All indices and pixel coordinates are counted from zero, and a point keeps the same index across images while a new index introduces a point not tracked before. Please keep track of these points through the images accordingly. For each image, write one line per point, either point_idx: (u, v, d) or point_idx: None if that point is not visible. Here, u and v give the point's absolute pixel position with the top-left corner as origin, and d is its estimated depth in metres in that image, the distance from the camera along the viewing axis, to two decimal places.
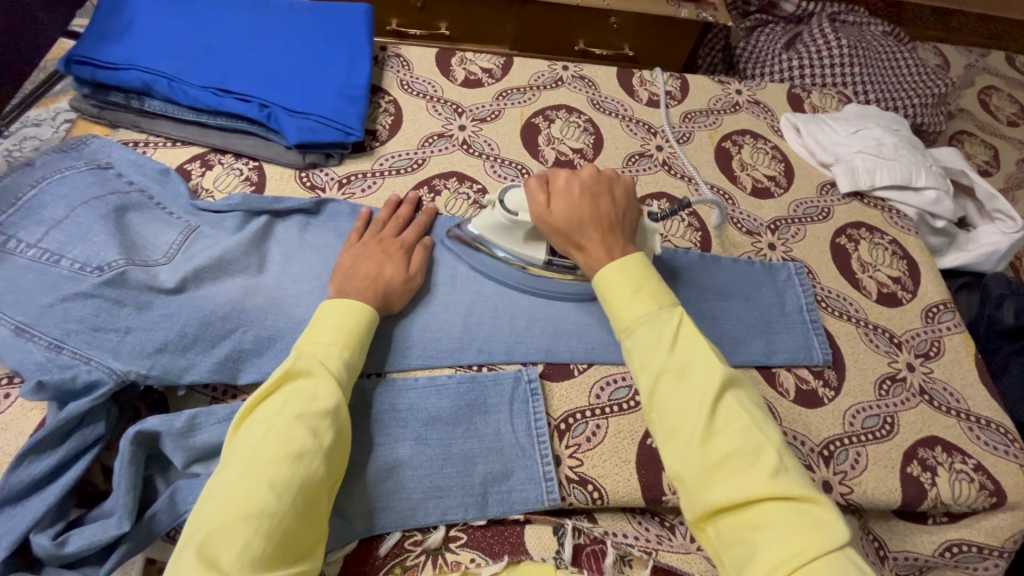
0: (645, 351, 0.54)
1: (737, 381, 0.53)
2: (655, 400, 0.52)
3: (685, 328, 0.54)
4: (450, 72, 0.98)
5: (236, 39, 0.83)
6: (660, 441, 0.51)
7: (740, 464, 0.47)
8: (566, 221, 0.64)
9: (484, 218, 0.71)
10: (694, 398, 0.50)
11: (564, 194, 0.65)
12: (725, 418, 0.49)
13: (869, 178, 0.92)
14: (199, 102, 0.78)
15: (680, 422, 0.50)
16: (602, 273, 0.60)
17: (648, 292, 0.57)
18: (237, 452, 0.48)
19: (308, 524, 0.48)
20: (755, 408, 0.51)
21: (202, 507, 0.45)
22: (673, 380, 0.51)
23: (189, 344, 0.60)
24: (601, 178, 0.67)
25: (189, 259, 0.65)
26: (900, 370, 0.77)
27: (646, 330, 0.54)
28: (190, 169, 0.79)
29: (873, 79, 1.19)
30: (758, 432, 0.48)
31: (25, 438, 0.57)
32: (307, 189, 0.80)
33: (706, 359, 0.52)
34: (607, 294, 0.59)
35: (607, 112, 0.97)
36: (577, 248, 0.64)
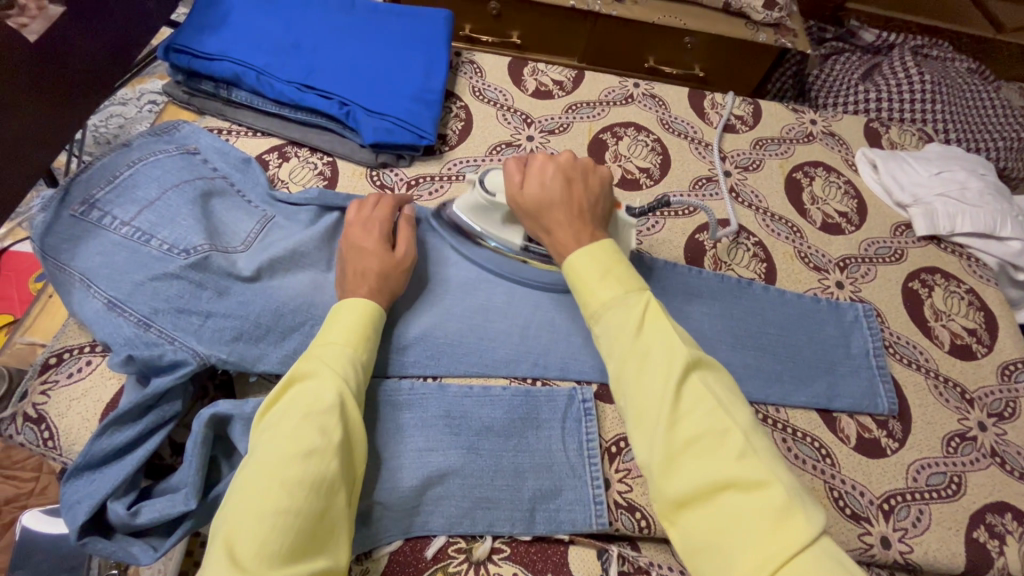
0: (612, 336, 0.52)
1: (706, 365, 0.51)
2: (622, 388, 0.50)
3: (653, 311, 0.52)
4: (522, 82, 0.99)
5: (323, 38, 0.86)
6: (628, 429, 0.49)
7: (706, 447, 0.45)
8: (539, 205, 0.63)
9: (465, 197, 0.71)
10: (657, 380, 0.48)
11: (539, 177, 0.65)
12: (690, 402, 0.47)
13: (949, 223, 0.88)
14: (284, 96, 0.81)
15: (645, 405, 0.48)
16: (570, 258, 0.58)
17: (615, 277, 0.55)
18: (252, 454, 0.49)
19: (325, 519, 0.47)
20: (724, 393, 0.49)
21: (224, 507, 0.46)
22: (637, 365, 0.50)
23: (262, 333, 0.62)
24: (577, 165, 0.66)
25: (265, 248, 0.67)
26: (970, 428, 0.73)
27: (614, 313, 0.53)
28: (268, 159, 0.82)
29: (955, 117, 1.15)
30: (725, 415, 0.47)
31: (103, 406, 0.60)
32: (377, 188, 0.82)
33: (671, 343, 0.50)
34: (576, 280, 0.57)
35: (676, 132, 0.96)
36: (545, 231, 0.63)
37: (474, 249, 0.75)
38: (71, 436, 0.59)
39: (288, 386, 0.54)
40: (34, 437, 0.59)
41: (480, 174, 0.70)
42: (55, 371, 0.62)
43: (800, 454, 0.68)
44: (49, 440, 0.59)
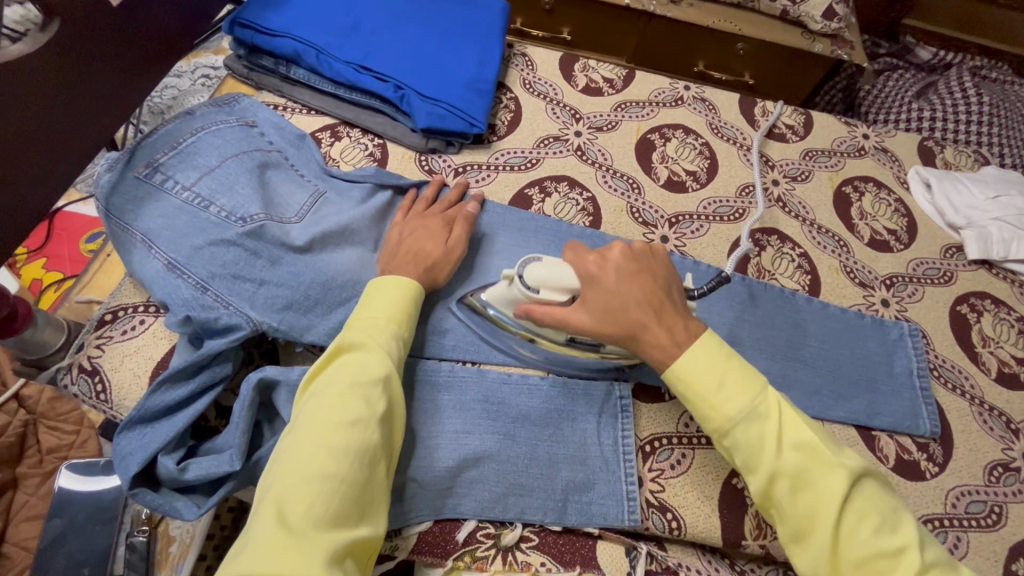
0: (749, 452, 0.50)
1: (859, 467, 0.51)
2: (772, 502, 0.50)
3: (789, 416, 0.51)
4: (572, 77, 0.99)
5: (381, 21, 0.87)
6: (786, 540, 0.50)
7: (884, 566, 0.46)
8: (619, 316, 0.57)
9: (500, 290, 0.64)
10: (818, 503, 0.48)
11: (603, 274, 0.59)
12: (852, 518, 0.48)
13: (1003, 249, 0.86)
14: (341, 76, 0.82)
15: (804, 525, 0.48)
16: (687, 370, 0.53)
17: (736, 377, 0.52)
18: (300, 420, 0.50)
19: (369, 487, 0.48)
20: (883, 498, 0.50)
21: (271, 470, 0.47)
22: (790, 487, 0.49)
23: (311, 305, 0.63)
24: (635, 256, 0.60)
25: (318, 222, 0.69)
26: (1014, 458, 0.72)
27: (751, 428, 0.51)
28: (321, 137, 0.83)
29: (1014, 140, 1.11)
30: (894, 529, 0.47)
31: (154, 364, 0.62)
32: (425, 172, 0.83)
33: (822, 457, 0.49)
34: (688, 390, 0.53)
35: (725, 137, 0.95)
36: (632, 339, 0.56)
37: (484, 327, 0.69)
38: (122, 390, 0.61)
39: (333, 356, 0.54)
40: (87, 388, 0.61)
41: (517, 268, 0.61)
42: (110, 327, 0.64)
43: None
44: (102, 393, 0.61)
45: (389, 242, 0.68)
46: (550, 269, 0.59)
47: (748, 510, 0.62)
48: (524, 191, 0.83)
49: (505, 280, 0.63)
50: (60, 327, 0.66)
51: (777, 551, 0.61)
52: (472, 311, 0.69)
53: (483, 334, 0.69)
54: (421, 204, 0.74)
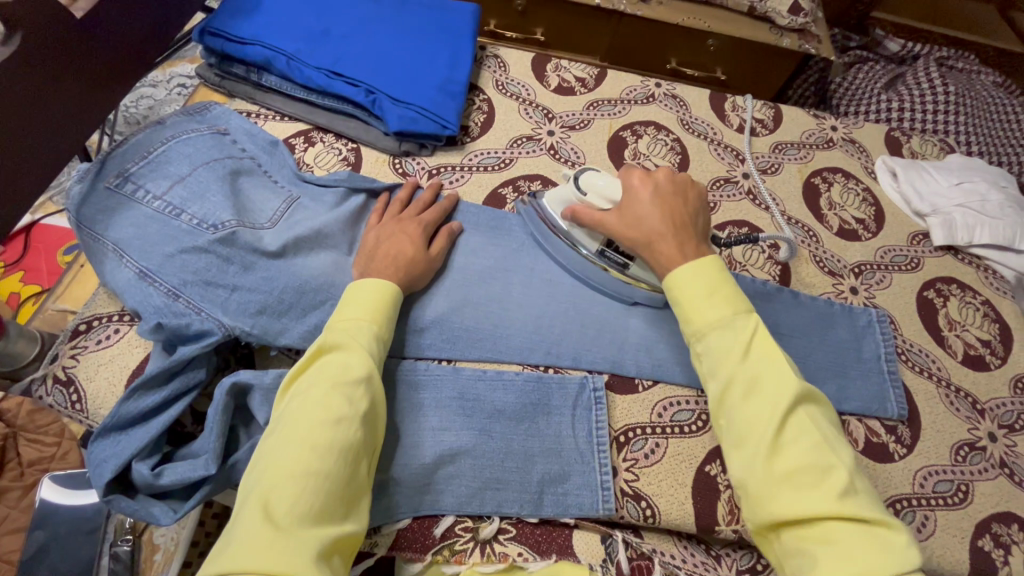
0: (717, 356, 0.54)
1: (811, 397, 0.53)
2: (722, 409, 0.53)
3: (759, 340, 0.54)
4: (545, 77, 1.00)
5: (352, 27, 0.88)
6: (727, 448, 0.52)
7: (809, 479, 0.47)
8: (642, 220, 0.64)
9: (558, 193, 0.74)
10: (765, 408, 0.50)
11: (638, 194, 0.66)
12: (794, 435, 0.49)
13: (967, 235, 0.88)
14: (313, 81, 0.83)
15: (745, 429, 0.51)
16: (676, 274, 0.59)
17: (721, 298, 0.56)
18: (282, 420, 0.50)
19: (352, 482, 0.49)
20: (827, 425, 0.52)
21: (254, 469, 0.48)
22: (742, 393, 0.52)
23: (285, 309, 0.64)
24: (677, 183, 0.68)
25: (290, 227, 0.69)
26: (980, 438, 0.73)
27: (722, 334, 0.54)
28: (295, 143, 0.84)
29: (979, 129, 1.14)
30: (831, 451, 0.49)
31: (129, 373, 0.62)
32: (399, 175, 0.84)
33: (781, 373, 0.52)
34: (676, 297, 0.58)
35: (695, 133, 0.97)
36: (647, 246, 0.64)
37: (544, 234, 0.77)
38: (97, 400, 0.61)
39: (315, 357, 0.55)
40: (62, 399, 0.61)
41: (577, 172, 0.73)
42: (85, 338, 0.64)
43: None
44: (77, 403, 0.61)
45: (361, 246, 0.69)
46: (604, 179, 0.70)
47: (721, 496, 0.64)
48: (498, 191, 0.84)
49: (566, 182, 0.74)
50: (32, 339, 0.69)
51: (751, 535, 0.62)
52: (545, 226, 0.77)
53: (553, 252, 0.77)
54: (395, 208, 0.74)
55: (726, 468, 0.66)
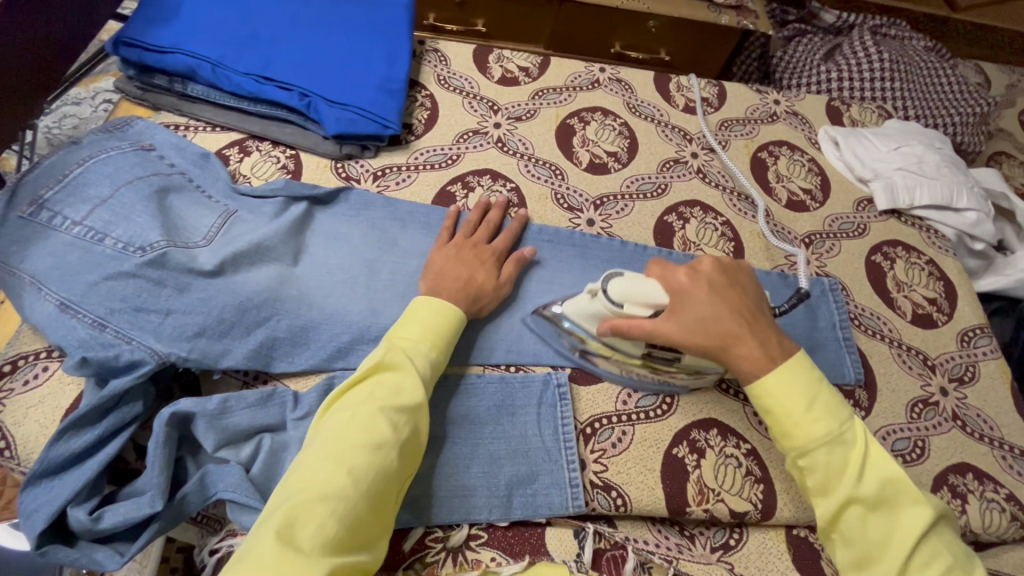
0: (828, 476, 0.53)
1: (938, 511, 0.54)
2: (838, 526, 0.53)
3: (873, 456, 0.54)
4: (487, 69, 0.98)
5: (280, 28, 0.84)
6: (847, 569, 0.53)
7: None
8: (705, 327, 0.59)
9: (579, 304, 0.64)
10: (892, 533, 0.51)
11: (694, 293, 0.60)
12: (924, 559, 0.50)
13: (908, 197, 0.90)
14: (242, 88, 0.79)
15: (870, 555, 0.52)
16: (764, 383, 0.56)
17: (824, 407, 0.55)
18: (326, 433, 0.51)
19: (378, 514, 0.50)
20: (954, 541, 0.53)
21: (287, 482, 0.48)
22: (861, 512, 0.52)
23: (226, 329, 0.61)
24: (724, 270, 0.63)
25: (227, 244, 0.66)
26: (932, 393, 0.76)
27: (829, 456, 0.53)
28: (229, 154, 0.80)
29: (914, 93, 1.17)
30: (967, 574, 0.50)
31: (61, 413, 0.58)
32: (342, 179, 0.81)
33: (905, 489, 0.53)
34: (773, 412, 0.56)
35: (642, 116, 0.96)
36: (721, 350, 0.59)
37: (549, 331, 0.70)
38: (27, 445, 0.57)
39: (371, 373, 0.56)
40: None
41: (601, 283, 0.62)
42: (10, 379, 0.60)
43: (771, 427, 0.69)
44: (5, 450, 0.57)
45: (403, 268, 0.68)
46: (635, 281, 0.60)
47: (689, 477, 0.64)
48: (446, 189, 0.82)
49: (586, 292, 0.63)
50: None
51: (721, 512, 0.63)
52: (550, 322, 0.69)
53: (543, 336, 0.70)
54: (468, 229, 0.74)
55: (693, 449, 0.66)
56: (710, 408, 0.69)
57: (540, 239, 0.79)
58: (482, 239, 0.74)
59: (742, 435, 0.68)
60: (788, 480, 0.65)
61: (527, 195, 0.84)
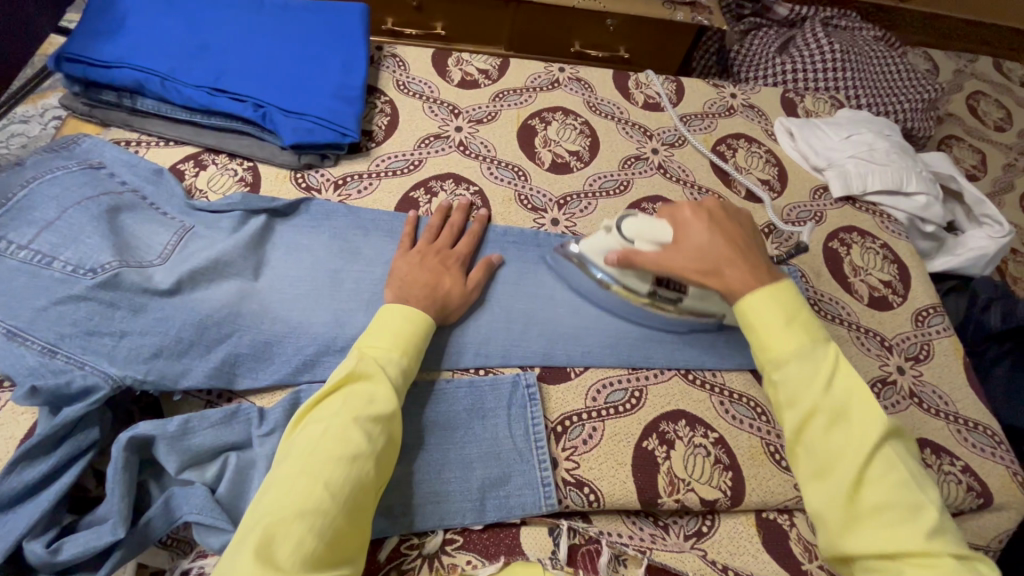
0: (796, 385, 0.53)
1: (895, 429, 0.53)
2: (803, 439, 0.53)
3: (842, 368, 0.54)
4: (447, 73, 0.98)
5: (232, 38, 0.83)
6: (806, 479, 0.52)
7: (897, 517, 0.47)
8: (699, 253, 0.63)
9: (597, 240, 0.71)
10: (853, 441, 0.50)
11: (694, 224, 0.65)
12: (881, 470, 0.49)
13: (861, 184, 0.93)
14: (193, 101, 0.78)
15: (829, 464, 0.51)
16: (747, 303, 0.59)
17: (802, 324, 0.57)
18: (298, 448, 0.50)
19: (357, 528, 0.49)
20: (911, 460, 0.51)
21: (260, 501, 0.46)
22: (826, 422, 0.52)
23: (184, 348, 0.60)
24: (725, 210, 0.68)
25: (184, 261, 0.65)
26: (890, 373, 0.78)
27: (799, 367, 0.54)
28: (184, 169, 0.79)
29: (865, 83, 1.21)
30: (918, 488, 0.49)
31: (13, 444, 0.56)
32: (302, 190, 0.80)
33: (869, 403, 0.52)
34: (756, 329, 0.57)
35: (603, 114, 0.97)
36: (715, 274, 0.62)
37: (575, 279, 0.76)
38: None
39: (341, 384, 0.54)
40: None
41: (617, 221, 0.69)
42: None
43: (736, 415, 0.70)
44: None
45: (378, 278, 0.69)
46: (648, 220, 0.67)
47: (660, 468, 0.65)
48: (409, 195, 0.82)
49: (602, 229, 0.71)
50: None
51: (692, 501, 0.64)
52: (573, 266, 0.75)
53: (572, 287, 0.77)
54: (430, 236, 0.73)
55: (663, 440, 0.67)
56: (678, 400, 0.70)
57: (505, 241, 0.79)
58: (446, 244, 0.73)
59: (710, 425, 0.69)
60: (755, 466, 0.67)
61: (491, 197, 0.84)
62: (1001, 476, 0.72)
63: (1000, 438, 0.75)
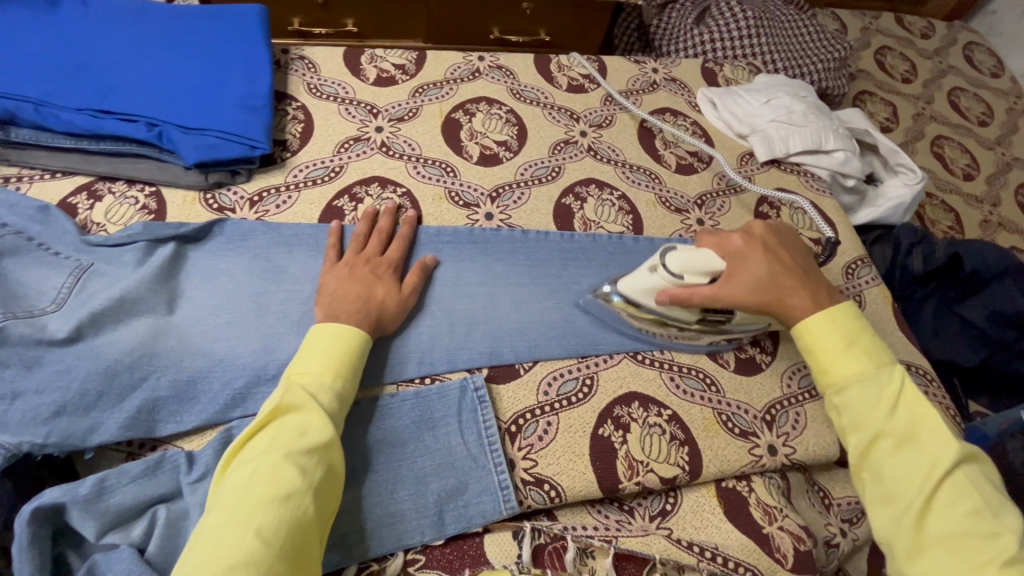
0: (859, 410, 0.54)
1: (971, 457, 0.51)
2: (867, 462, 0.53)
3: (907, 393, 0.54)
4: (360, 71, 0.93)
5: (113, 54, 0.76)
6: (870, 505, 0.52)
7: (966, 545, 0.46)
8: (758, 285, 0.63)
9: (641, 281, 0.68)
10: (971, 543, 0.46)
11: (749, 254, 0.65)
12: (950, 497, 0.49)
13: (784, 146, 0.95)
14: (75, 126, 0.70)
15: (895, 492, 0.51)
16: (807, 324, 0.60)
17: (861, 349, 0.57)
18: (226, 496, 0.47)
19: (301, 569, 0.46)
20: (991, 488, 0.50)
21: (187, 559, 0.44)
22: (891, 447, 0.52)
23: (92, 402, 0.56)
24: (775, 232, 0.69)
25: (82, 305, 0.60)
26: None
27: (862, 389, 0.55)
28: (76, 202, 0.72)
29: (779, 47, 1.24)
30: (992, 515, 0.47)
31: None
32: (214, 211, 0.74)
33: (938, 430, 0.52)
34: (814, 348, 0.59)
35: (527, 100, 0.95)
36: (776, 301, 0.63)
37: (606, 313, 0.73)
38: None
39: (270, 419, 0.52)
40: None
41: (659, 257, 0.66)
42: None
43: (686, 389, 0.71)
44: None
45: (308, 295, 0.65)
46: (694, 253, 0.65)
47: (618, 454, 0.65)
48: (333, 204, 0.77)
49: (645, 268, 0.68)
50: None
51: (652, 481, 0.64)
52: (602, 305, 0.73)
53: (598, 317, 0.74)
54: (357, 246, 0.70)
55: (619, 426, 0.67)
56: (630, 381, 0.70)
57: (438, 242, 0.76)
58: (375, 251, 0.70)
59: (663, 402, 0.69)
60: (710, 438, 0.68)
61: (421, 198, 0.81)
62: (936, 413, 0.76)
63: (931, 376, 0.79)
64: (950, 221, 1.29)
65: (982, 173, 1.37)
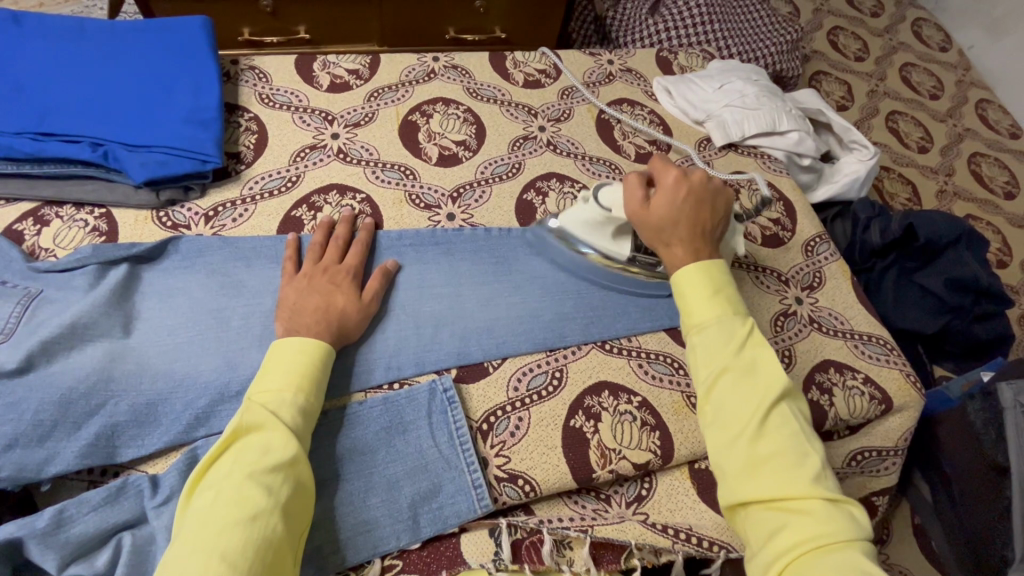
0: (711, 351, 0.55)
1: (792, 396, 0.54)
2: (712, 395, 0.54)
3: (754, 335, 0.56)
4: (313, 78, 0.92)
5: (53, 75, 0.74)
6: (710, 433, 0.53)
7: (782, 463, 0.49)
8: (656, 214, 0.64)
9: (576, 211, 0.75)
10: (793, 466, 0.49)
11: (670, 188, 0.65)
12: (776, 426, 0.51)
13: (739, 130, 0.97)
14: (16, 150, 0.69)
15: (731, 422, 0.52)
16: (682, 277, 0.60)
17: (725, 296, 0.58)
18: (190, 522, 0.46)
19: None
20: (803, 418, 0.53)
21: None
22: (734, 379, 0.53)
23: (46, 432, 0.55)
24: (706, 188, 0.66)
25: (31, 333, 0.58)
26: (791, 306, 0.82)
27: (717, 332, 0.56)
28: (22, 229, 0.70)
29: (733, 32, 1.26)
30: (806, 439, 0.51)
31: None
32: (168, 229, 0.73)
33: (774, 365, 0.54)
34: (683, 295, 0.59)
35: (485, 98, 0.95)
36: (664, 243, 0.64)
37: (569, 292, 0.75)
38: None
39: (231, 442, 0.51)
40: None
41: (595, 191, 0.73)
42: None
43: (655, 374, 0.72)
44: None
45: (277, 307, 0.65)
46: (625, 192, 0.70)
47: (590, 443, 0.65)
48: (291, 214, 0.77)
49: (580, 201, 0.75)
50: None
51: (625, 469, 0.65)
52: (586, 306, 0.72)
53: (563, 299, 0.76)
54: (316, 256, 0.69)
55: (589, 416, 0.67)
56: (599, 371, 0.71)
57: (401, 246, 0.76)
58: (333, 259, 0.69)
59: (633, 390, 0.70)
60: (680, 421, 0.69)
61: (380, 202, 0.80)
62: (899, 380, 0.78)
63: (892, 345, 0.81)
64: (907, 193, 1.32)
65: (936, 146, 1.40)
